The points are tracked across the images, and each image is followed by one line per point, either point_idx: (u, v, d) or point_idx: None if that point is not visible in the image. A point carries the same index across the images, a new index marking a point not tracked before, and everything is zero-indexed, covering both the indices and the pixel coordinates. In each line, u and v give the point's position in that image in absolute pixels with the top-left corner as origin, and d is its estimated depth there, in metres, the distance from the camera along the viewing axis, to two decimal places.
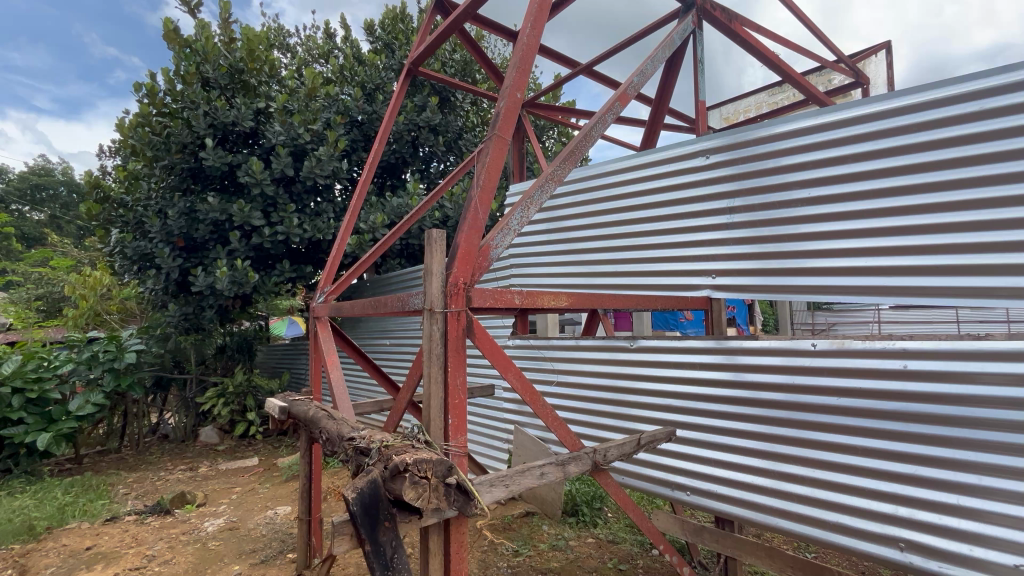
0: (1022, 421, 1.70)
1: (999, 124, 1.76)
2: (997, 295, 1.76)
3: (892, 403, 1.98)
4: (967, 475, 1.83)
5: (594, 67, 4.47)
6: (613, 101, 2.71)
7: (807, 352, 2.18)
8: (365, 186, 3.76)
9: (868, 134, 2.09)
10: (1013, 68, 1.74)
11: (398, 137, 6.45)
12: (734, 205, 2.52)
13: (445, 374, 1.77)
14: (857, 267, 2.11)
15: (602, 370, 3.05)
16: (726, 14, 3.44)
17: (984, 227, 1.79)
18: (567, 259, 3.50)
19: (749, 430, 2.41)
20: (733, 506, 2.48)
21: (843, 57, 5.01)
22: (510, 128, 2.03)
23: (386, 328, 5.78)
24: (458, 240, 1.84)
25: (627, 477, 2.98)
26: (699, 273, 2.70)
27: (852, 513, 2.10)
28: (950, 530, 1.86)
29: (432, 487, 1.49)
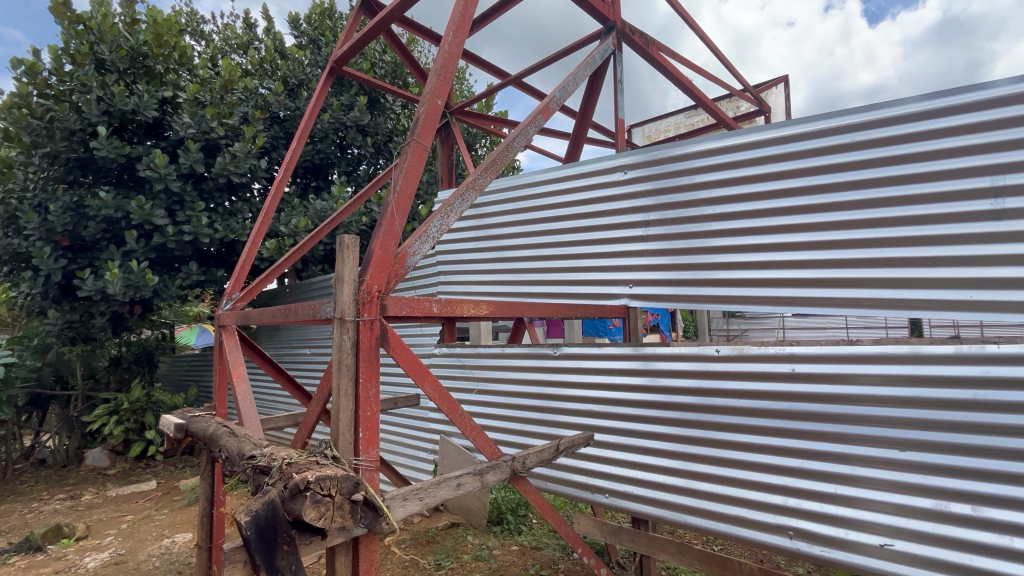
0: (884, 415, 1.94)
1: (863, 156, 2.03)
2: (870, 305, 2.02)
3: (783, 403, 2.17)
4: (843, 466, 2.04)
5: (523, 79, 4.55)
6: (536, 114, 2.78)
7: (712, 357, 2.33)
8: (282, 186, 3.56)
9: (762, 158, 2.30)
10: (874, 108, 2.00)
11: (323, 137, 6.19)
12: (650, 218, 2.67)
13: (356, 386, 1.71)
14: (755, 278, 2.31)
15: (526, 377, 3.06)
16: (644, 38, 3.66)
17: (860, 244, 2.04)
18: (492, 267, 3.49)
19: (662, 432, 2.53)
20: (648, 506, 2.59)
21: (749, 87, 5.50)
22: (430, 134, 2.02)
23: (306, 336, 5.48)
24: (373, 247, 1.80)
25: (549, 483, 3.01)
26: (617, 283, 2.80)
27: (752, 506, 2.26)
28: (830, 517, 2.07)
29: (336, 505, 1.42)
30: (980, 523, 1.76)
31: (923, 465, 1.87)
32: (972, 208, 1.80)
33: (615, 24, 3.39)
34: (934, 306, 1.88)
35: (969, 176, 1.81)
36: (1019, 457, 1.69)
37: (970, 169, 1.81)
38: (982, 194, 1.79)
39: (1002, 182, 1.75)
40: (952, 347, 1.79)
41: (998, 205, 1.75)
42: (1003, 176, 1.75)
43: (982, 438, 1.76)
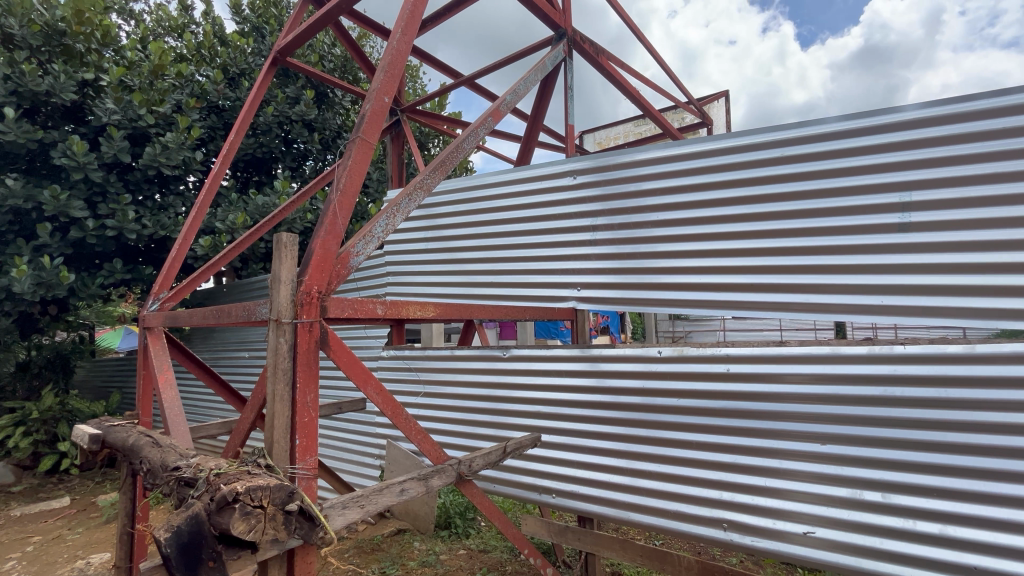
0: (809, 412, 2.08)
1: (792, 169, 2.17)
2: (797, 309, 2.18)
3: (719, 402, 2.27)
4: (771, 460, 2.17)
5: (476, 80, 4.54)
6: (487, 116, 2.77)
7: (654, 358, 2.42)
8: (217, 179, 3.36)
9: (702, 167, 2.41)
10: (802, 125, 2.15)
11: (266, 130, 5.90)
12: (598, 223, 2.73)
13: (293, 391, 1.65)
14: (696, 282, 2.42)
15: (475, 380, 3.04)
16: (594, 47, 3.75)
17: (790, 252, 2.18)
18: (442, 268, 3.44)
19: (607, 432, 2.59)
20: (593, 504, 2.64)
21: (693, 100, 5.76)
22: (376, 132, 1.97)
23: (245, 339, 5.20)
24: (314, 247, 1.74)
25: (497, 485, 3.01)
26: (566, 286, 2.85)
27: (690, 501, 2.36)
28: (759, 508, 2.19)
29: (267, 517, 1.35)
30: (889, 508, 1.93)
31: (841, 456, 2.02)
32: (883, 220, 1.98)
33: (566, 32, 3.45)
34: (853, 309, 2.05)
35: (882, 192, 1.99)
36: (921, 447, 1.87)
37: (883, 185, 1.98)
38: (891, 209, 1.97)
39: (909, 198, 1.93)
40: (865, 348, 1.95)
41: (905, 219, 1.94)
42: (910, 193, 1.93)
43: (891, 430, 1.92)
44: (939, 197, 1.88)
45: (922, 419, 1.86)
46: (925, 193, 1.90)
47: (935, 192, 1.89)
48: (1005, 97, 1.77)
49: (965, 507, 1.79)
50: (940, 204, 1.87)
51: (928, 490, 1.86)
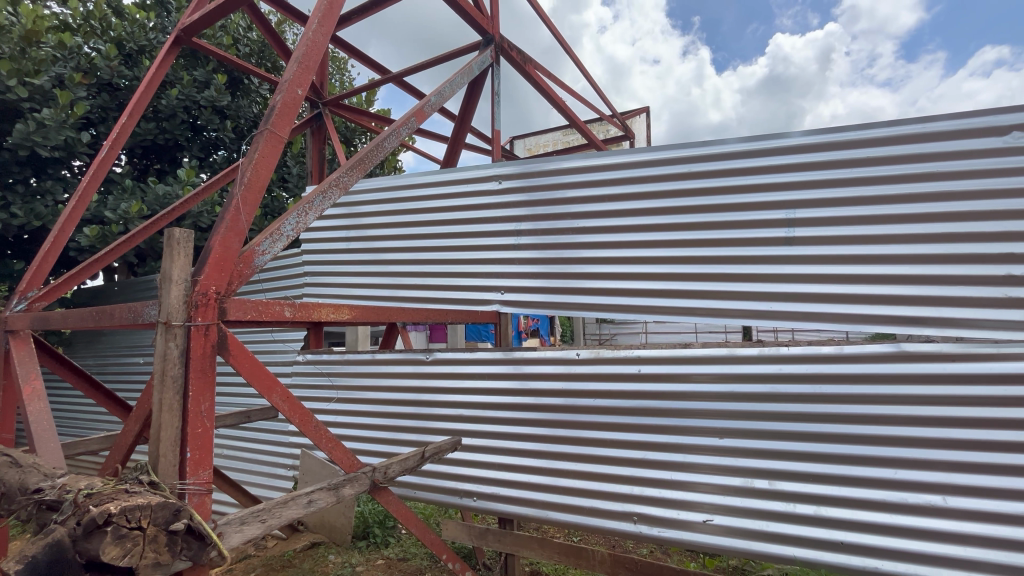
0: (709, 409, 2.25)
1: (699, 184, 2.35)
2: (701, 313, 2.35)
3: (632, 401, 2.39)
4: (677, 454, 2.31)
5: (404, 78, 4.46)
6: (410, 116, 2.73)
7: (573, 360, 2.50)
8: (105, 164, 3.01)
9: (620, 178, 2.53)
10: (706, 144, 2.34)
11: (169, 114, 5.38)
12: (521, 228, 2.78)
13: (185, 399, 1.53)
14: (613, 287, 2.53)
15: (396, 384, 2.97)
16: (522, 55, 3.83)
17: (697, 260, 2.35)
18: (363, 269, 3.30)
19: (528, 433, 2.63)
20: (513, 505, 2.67)
21: (617, 114, 6.06)
22: (287, 126, 1.88)
23: (138, 343, 4.69)
24: (212, 244, 1.63)
25: (417, 491, 2.95)
26: (490, 289, 2.86)
27: (604, 497, 2.46)
28: (666, 500, 2.33)
29: (147, 539, 1.23)
30: (776, 494, 2.13)
31: (737, 449, 2.20)
32: (773, 234, 2.20)
33: (494, 38, 3.49)
34: (747, 314, 2.25)
35: (771, 209, 2.21)
36: (802, 437, 2.10)
37: (773, 203, 2.21)
38: (779, 224, 2.20)
39: (793, 215, 2.17)
40: (757, 349, 2.16)
41: (790, 234, 2.17)
42: (794, 211, 2.17)
43: (778, 424, 2.13)
44: (818, 215, 2.13)
45: (803, 413, 2.09)
46: (806, 212, 2.15)
47: (814, 211, 2.14)
48: (870, 131, 2.05)
49: (836, 489, 2.04)
50: (818, 222, 2.13)
51: (806, 475, 2.09)
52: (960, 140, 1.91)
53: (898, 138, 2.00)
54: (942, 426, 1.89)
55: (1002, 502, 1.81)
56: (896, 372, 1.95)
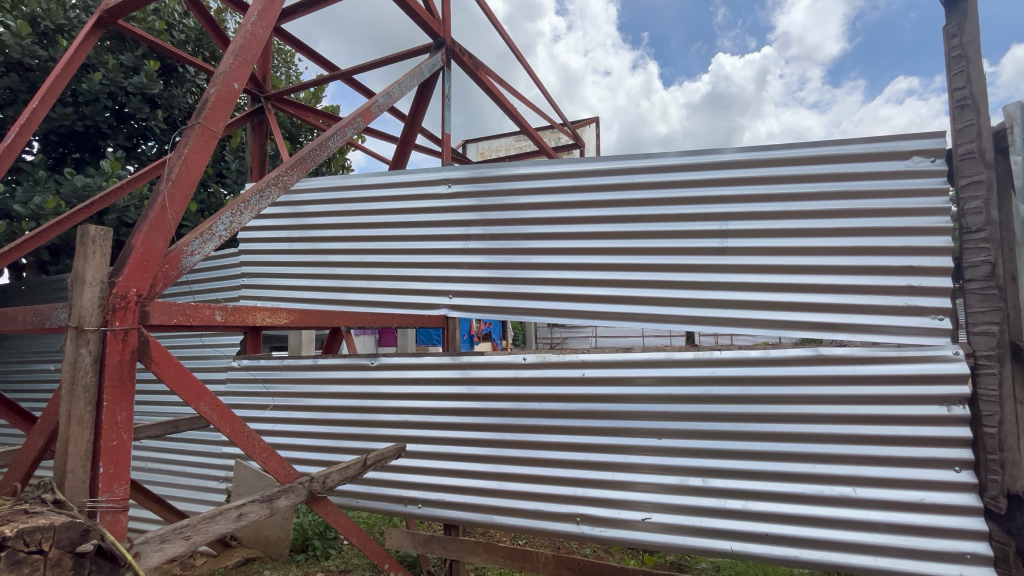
0: (649, 411, 2.33)
1: (641, 195, 2.45)
2: (642, 318, 2.43)
3: (575, 404, 2.45)
4: (618, 455, 2.38)
5: (353, 76, 4.36)
6: (356, 116, 2.66)
7: (520, 364, 2.53)
8: (11, 152, 2.74)
9: (567, 186, 2.59)
10: (649, 157, 2.45)
11: (91, 100, 4.96)
12: (470, 232, 2.78)
13: (97, 410, 1.42)
14: (560, 292, 2.57)
15: (339, 391, 2.88)
16: (474, 60, 3.85)
17: (639, 267, 2.43)
18: (304, 272, 3.18)
19: (475, 438, 2.62)
20: (459, 511, 2.65)
21: (567, 123, 6.22)
22: (221, 121, 1.79)
23: (48, 349, 4.27)
24: (133, 243, 1.53)
25: (360, 500, 2.87)
26: (437, 293, 2.84)
27: (549, 499, 2.49)
28: (607, 500, 2.39)
29: (49, 564, 1.14)
30: (708, 491, 2.24)
31: (674, 448, 2.30)
32: (708, 244, 2.33)
33: (445, 41, 3.49)
34: (685, 320, 2.36)
35: (707, 220, 2.34)
36: (733, 436, 2.22)
37: (708, 215, 2.34)
38: (713, 235, 2.32)
39: (726, 227, 2.31)
40: (692, 353, 2.27)
41: (723, 244, 2.30)
42: (727, 223, 2.30)
43: (711, 425, 2.25)
44: (748, 227, 2.27)
45: (733, 413, 2.22)
46: (738, 224, 2.29)
47: (744, 223, 2.28)
48: (793, 151, 2.23)
49: (762, 485, 2.17)
50: (748, 233, 2.27)
51: (736, 472, 2.21)
52: (868, 163, 2.12)
53: (817, 159, 2.19)
54: (853, 423, 2.07)
55: (903, 491, 2.00)
56: (814, 373, 2.12)
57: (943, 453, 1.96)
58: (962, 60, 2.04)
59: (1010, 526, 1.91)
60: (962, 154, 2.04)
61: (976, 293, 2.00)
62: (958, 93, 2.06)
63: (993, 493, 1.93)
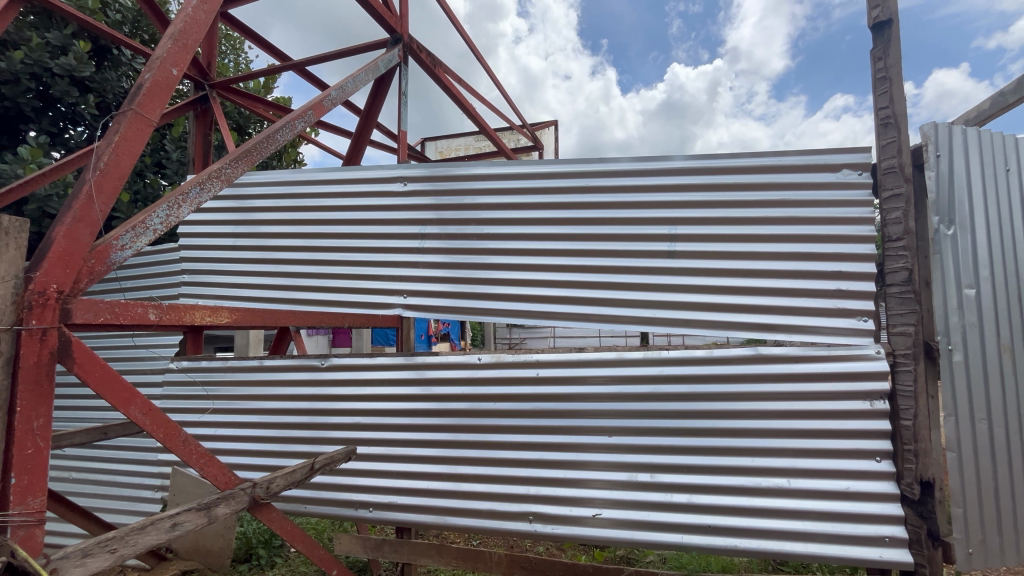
0: (600, 409, 2.39)
1: (596, 198, 2.50)
2: (596, 319, 2.48)
3: (529, 403, 2.47)
4: (570, 453, 2.42)
5: (306, 67, 4.22)
6: (307, 109, 2.57)
7: (475, 365, 2.53)
8: None
9: (524, 187, 2.61)
10: (603, 161, 2.51)
11: (10, 80, 4.55)
12: (426, 231, 2.75)
13: (10, 416, 1.32)
14: (515, 293, 2.59)
15: (287, 393, 2.77)
16: (432, 58, 3.81)
17: (593, 269, 2.49)
18: (250, 269, 3.04)
19: (428, 439, 2.59)
20: (412, 513, 2.61)
21: (526, 124, 6.27)
22: (157, 107, 1.70)
23: None
24: (54, 236, 1.42)
25: (308, 505, 2.77)
26: (392, 292, 2.79)
27: (502, 498, 2.50)
28: (559, 498, 2.42)
29: None
30: (655, 486, 2.31)
31: (624, 445, 2.36)
32: (658, 247, 2.41)
33: (402, 37, 3.44)
34: (636, 320, 2.43)
35: (658, 224, 2.42)
36: (679, 432, 2.31)
37: (659, 219, 2.42)
38: (663, 238, 2.41)
39: (675, 231, 2.39)
40: (642, 353, 2.34)
41: (672, 247, 2.39)
42: (675, 227, 2.39)
43: (659, 421, 2.33)
44: (694, 232, 2.37)
45: (680, 410, 2.31)
46: (686, 228, 2.38)
47: (691, 228, 2.37)
48: (737, 161, 2.34)
49: (706, 479, 2.27)
50: (695, 238, 2.37)
51: (682, 467, 2.30)
52: (802, 175, 2.27)
53: (759, 168, 2.32)
54: (788, 417, 2.21)
55: (831, 480, 2.15)
56: (754, 372, 2.24)
57: (866, 444, 2.12)
58: (886, 82, 2.21)
59: (922, 511, 2.08)
60: (885, 168, 2.21)
61: (895, 297, 2.17)
62: (882, 112, 2.23)
63: (908, 481, 2.09)
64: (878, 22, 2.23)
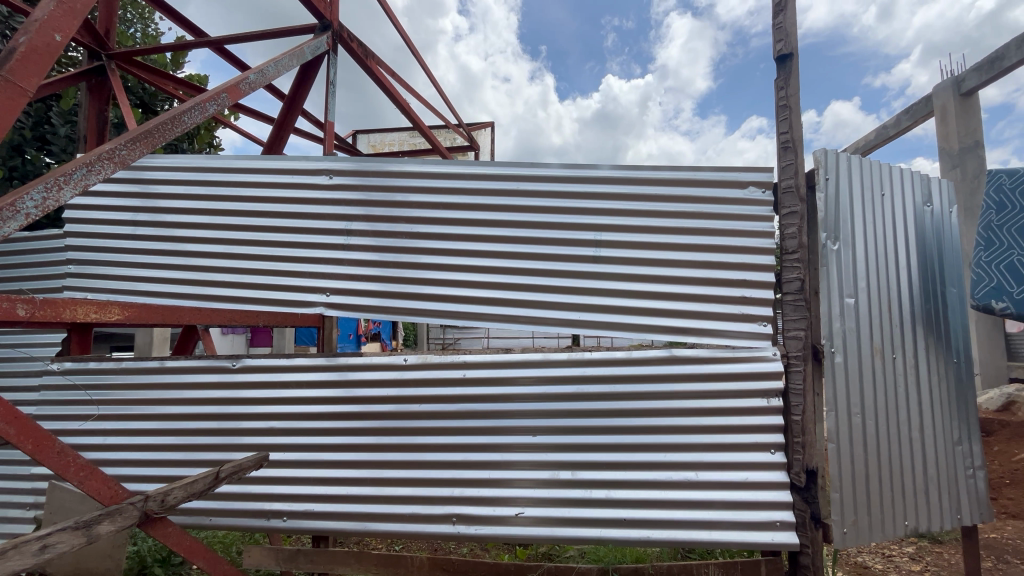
0: (526, 410, 2.43)
1: (527, 202, 2.54)
2: (524, 320, 2.52)
3: (454, 405, 2.46)
4: (495, 454, 2.44)
5: (224, 45, 3.91)
6: (221, 91, 2.38)
7: (400, 366, 2.48)
8: None
9: (455, 187, 2.59)
10: (534, 166, 2.56)
11: None
12: (352, 227, 2.65)
13: None
14: (444, 293, 2.56)
15: (191, 396, 2.56)
16: (363, 48, 3.68)
17: (522, 271, 2.52)
18: (151, 260, 2.76)
19: (349, 443, 2.50)
20: (330, 521, 2.50)
21: (463, 124, 6.23)
22: (32, 77, 1.50)
23: None
24: None
25: (213, 518, 2.57)
26: (313, 290, 2.65)
27: (425, 501, 2.45)
28: (483, 498, 2.42)
29: None
30: (577, 483, 2.38)
31: (548, 444, 2.41)
32: (584, 252, 2.49)
33: (332, 24, 3.29)
34: (562, 322, 2.49)
35: (584, 230, 2.51)
36: (599, 431, 2.40)
37: (585, 225, 2.50)
38: (588, 244, 2.49)
39: (600, 237, 2.49)
40: (567, 354, 2.41)
41: (597, 253, 2.48)
42: (600, 233, 2.49)
43: (582, 420, 2.40)
44: (617, 239, 2.48)
45: (602, 409, 2.40)
46: (610, 235, 2.48)
47: (615, 235, 2.48)
48: (657, 174, 2.48)
49: (623, 474, 2.38)
50: (618, 244, 2.48)
51: (602, 463, 2.39)
52: (713, 190, 2.45)
53: (678, 181, 2.47)
54: (697, 415, 2.37)
55: (733, 472, 2.33)
56: (669, 373, 2.38)
57: (762, 438, 2.33)
58: (786, 110, 2.44)
59: (807, 496, 2.32)
60: (784, 188, 2.44)
61: (790, 304, 2.41)
62: (783, 137, 2.46)
63: (796, 469, 2.33)
64: (782, 54, 2.46)
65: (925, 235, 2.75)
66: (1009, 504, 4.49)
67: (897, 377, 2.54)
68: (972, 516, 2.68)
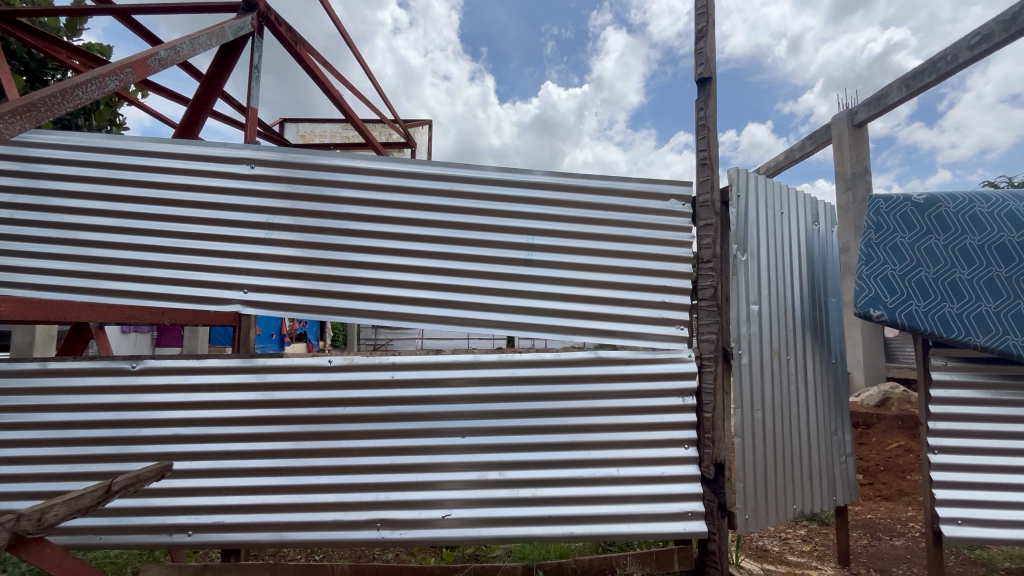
0: (455, 411, 2.42)
1: (461, 203, 2.54)
2: (456, 322, 2.51)
3: (382, 407, 2.41)
4: (423, 456, 2.41)
5: (131, 15, 3.55)
6: (125, 66, 2.15)
7: (325, 367, 2.38)
8: None
9: (389, 185, 2.54)
10: (470, 167, 2.57)
11: None
12: (275, 222, 2.51)
13: None
14: (374, 293, 2.49)
15: (80, 402, 2.30)
16: (292, 33, 3.49)
17: (455, 272, 2.52)
18: (33, 248, 2.44)
19: (267, 449, 2.36)
20: (242, 532, 2.34)
21: (399, 120, 6.09)
22: None
23: None
24: None
25: (104, 536, 2.32)
26: (229, 287, 2.48)
27: (348, 507, 2.37)
28: (410, 502, 2.38)
29: None
30: (504, 482, 2.41)
31: (477, 445, 2.42)
32: (517, 254, 2.54)
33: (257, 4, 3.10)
34: (494, 324, 2.52)
35: (518, 233, 2.55)
36: (527, 431, 2.44)
37: (519, 229, 2.55)
38: (521, 247, 2.54)
39: (532, 241, 2.54)
40: (498, 355, 2.44)
41: (529, 256, 2.54)
42: (533, 238, 2.54)
43: (511, 420, 2.44)
44: (549, 243, 2.55)
45: (531, 409, 2.45)
46: (542, 239, 2.54)
47: (547, 239, 2.55)
48: (588, 183, 2.58)
49: (549, 472, 2.44)
50: (550, 249, 2.55)
51: (529, 462, 2.43)
52: (639, 201, 2.59)
53: (607, 191, 2.58)
54: (620, 414, 2.48)
55: (650, 467, 2.47)
56: (595, 374, 2.48)
57: (676, 434, 2.49)
58: (705, 129, 2.63)
59: (715, 487, 2.50)
60: (702, 202, 2.62)
61: (705, 310, 2.60)
62: (701, 154, 2.65)
63: (707, 462, 2.51)
64: (702, 78, 2.65)
65: (814, 250, 3.08)
66: (882, 488, 5.11)
67: (790, 375, 2.81)
68: (846, 498, 3.03)
